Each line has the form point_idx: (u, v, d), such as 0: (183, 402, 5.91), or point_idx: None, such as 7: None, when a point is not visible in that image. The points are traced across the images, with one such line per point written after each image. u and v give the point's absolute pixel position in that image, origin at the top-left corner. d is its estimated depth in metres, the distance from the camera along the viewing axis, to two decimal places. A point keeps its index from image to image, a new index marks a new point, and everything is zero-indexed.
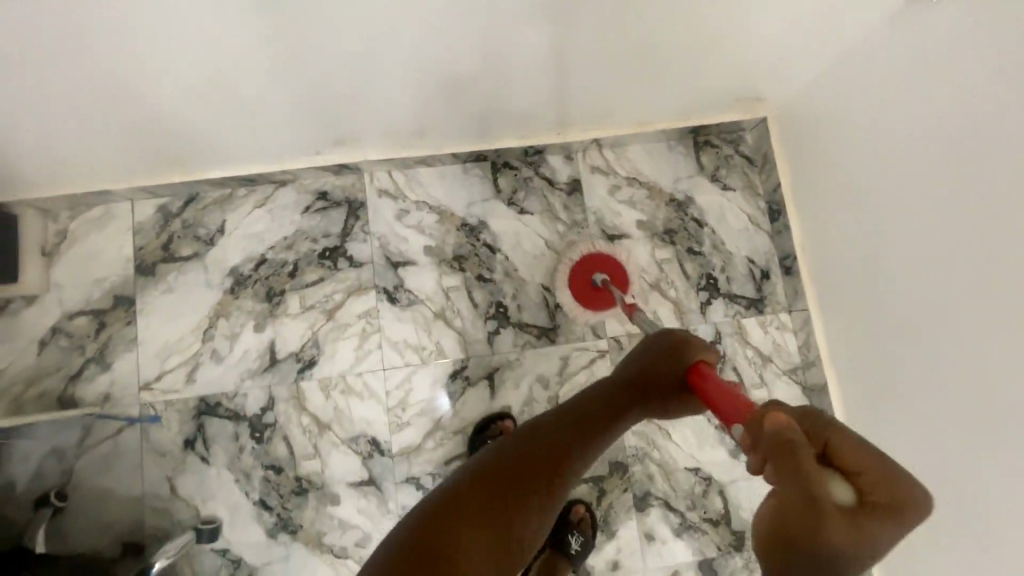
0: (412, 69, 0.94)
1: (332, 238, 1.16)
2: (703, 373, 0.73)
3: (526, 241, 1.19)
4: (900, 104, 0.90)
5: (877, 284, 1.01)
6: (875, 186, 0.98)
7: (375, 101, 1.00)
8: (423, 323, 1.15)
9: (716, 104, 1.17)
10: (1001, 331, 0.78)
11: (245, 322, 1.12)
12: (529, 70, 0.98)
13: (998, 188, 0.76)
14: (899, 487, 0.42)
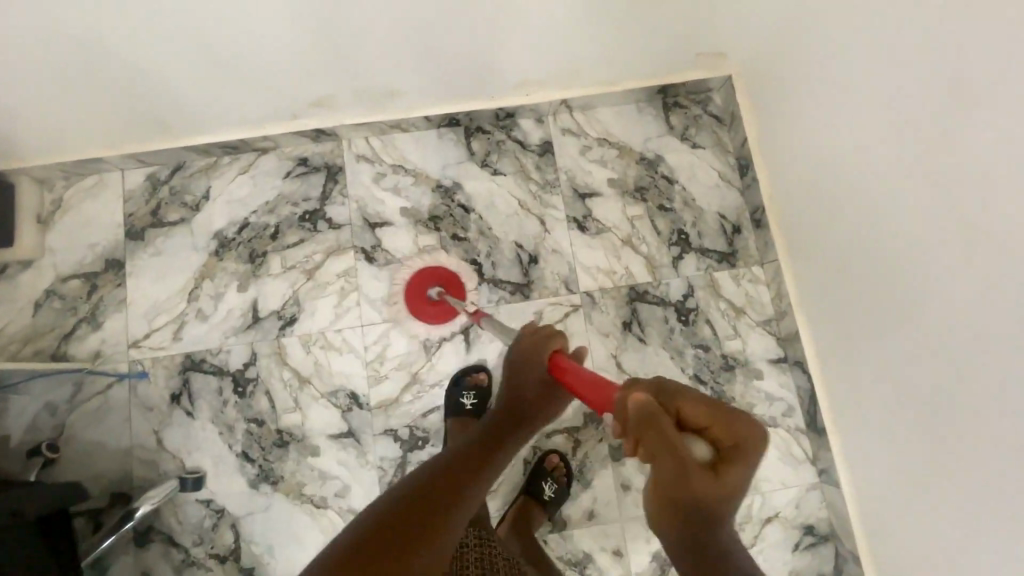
0: (374, 27, 0.98)
1: (312, 202, 1.20)
2: (565, 367, 0.77)
3: (499, 201, 1.23)
4: (836, 45, 0.92)
5: (834, 225, 1.02)
6: (827, 128, 1.00)
7: (341, 62, 1.04)
8: (399, 281, 1.18)
9: (679, 61, 1.20)
10: (943, 251, 0.79)
11: (229, 282, 1.16)
12: (489, 26, 1.02)
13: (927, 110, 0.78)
14: (733, 427, 0.56)
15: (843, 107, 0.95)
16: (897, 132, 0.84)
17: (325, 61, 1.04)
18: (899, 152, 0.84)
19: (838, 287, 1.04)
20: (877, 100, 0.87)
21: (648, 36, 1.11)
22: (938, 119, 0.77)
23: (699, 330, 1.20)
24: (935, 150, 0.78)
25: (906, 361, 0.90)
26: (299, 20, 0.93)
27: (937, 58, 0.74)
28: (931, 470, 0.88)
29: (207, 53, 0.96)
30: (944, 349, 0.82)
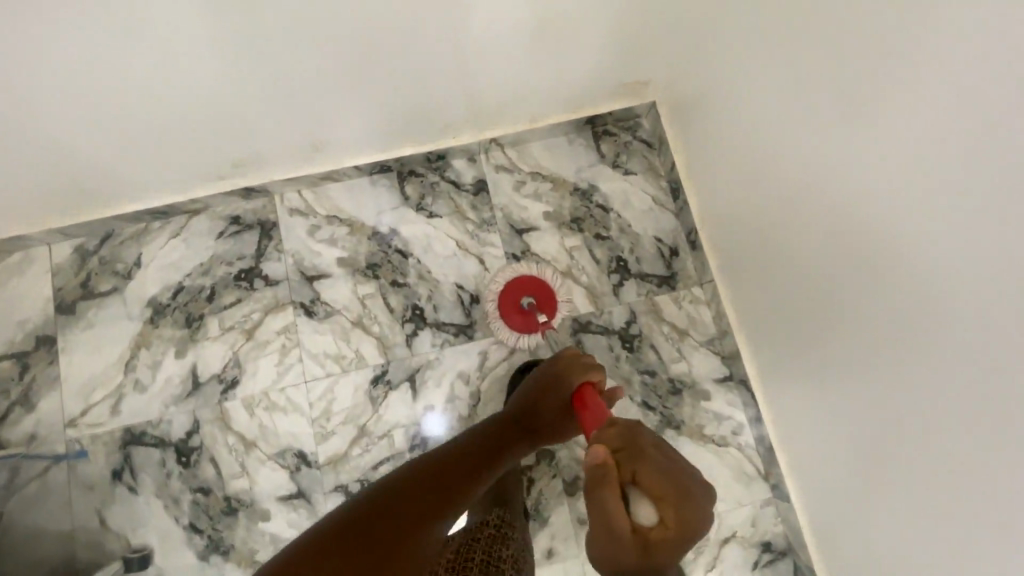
0: (295, 80, 0.98)
1: (246, 260, 1.19)
2: (584, 399, 0.91)
3: (436, 243, 1.23)
4: (756, 69, 0.95)
5: (762, 247, 1.05)
6: (749, 152, 1.03)
7: (265, 118, 1.04)
8: (341, 333, 1.17)
9: (601, 92, 1.22)
10: (849, 274, 0.82)
11: (165, 350, 1.14)
12: (412, 72, 1.03)
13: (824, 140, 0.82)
14: (684, 511, 0.64)
15: (762, 131, 0.98)
16: (812, 155, 0.87)
17: (249, 121, 1.04)
18: (817, 174, 0.86)
19: (768, 306, 1.06)
20: (793, 124, 0.90)
21: (565, 71, 1.13)
22: (848, 143, 0.79)
23: (644, 355, 1.21)
24: (846, 173, 0.80)
25: (833, 377, 0.91)
26: (215, 79, 0.93)
27: (848, 82, 0.77)
28: (868, 481, 0.90)
29: (128, 117, 0.95)
30: (864, 365, 0.84)
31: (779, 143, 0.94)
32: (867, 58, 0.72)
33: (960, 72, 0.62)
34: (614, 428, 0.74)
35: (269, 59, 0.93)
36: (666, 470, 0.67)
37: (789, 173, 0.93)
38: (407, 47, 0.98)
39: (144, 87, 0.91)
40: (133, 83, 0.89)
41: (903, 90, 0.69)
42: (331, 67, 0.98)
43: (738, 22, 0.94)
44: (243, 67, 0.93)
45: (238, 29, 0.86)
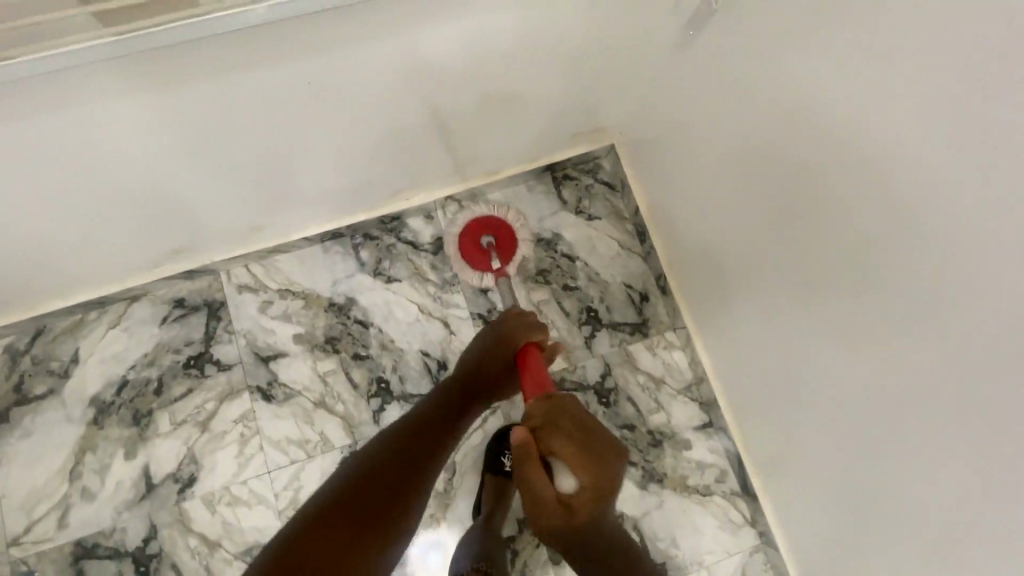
0: (241, 161, 0.93)
1: (195, 345, 1.12)
2: (526, 362, 0.89)
3: (398, 309, 1.17)
4: (720, 123, 0.93)
5: (741, 299, 1.02)
6: (716, 203, 1.01)
7: (217, 200, 0.99)
8: (303, 415, 1.11)
9: (558, 140, 1.18)
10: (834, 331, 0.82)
11: (114, 452, 1.07)
12: (364, 140, 0.99)
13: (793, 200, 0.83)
14: (599, 477, 0.74)
15: (732, 185, 0.96)
16: (788, 215, 0.85)
17: (192, 206, 0.98)
18: (792, 234, 0.85)
19: (746, 355, 1.05)
20: (765, 182, 0.88)
21: (521, 125, 1.10)
22: (822, 210, 0.78)
23: (621, 409, 1.17)
24: (827, 240, 0.79)
25: (829, 436, 0.90)
26: (159, 168, 0.87)
27: (817, 151, 0.75)
28: (867, 536, 0.88)
29: (62, 214, 0.88)
30: (868, 428, 0.82)
31: (749, 199, 0.93)
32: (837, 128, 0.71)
33: (920, 153, 0.62)
34: (548, 403, 0.79)
35: (215, 145, 0.87)
36: (583, 445, 0.75)
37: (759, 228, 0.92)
38: (355, 119, 0.93)
39: (74, 182, 0.84)
40: (66, 179, 0.83)
41: (868, 162, 0.68)
42: (281, 146, 0.93)
43: (700, 75, 0.93)
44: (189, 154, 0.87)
45: (181, 121, 0.81)
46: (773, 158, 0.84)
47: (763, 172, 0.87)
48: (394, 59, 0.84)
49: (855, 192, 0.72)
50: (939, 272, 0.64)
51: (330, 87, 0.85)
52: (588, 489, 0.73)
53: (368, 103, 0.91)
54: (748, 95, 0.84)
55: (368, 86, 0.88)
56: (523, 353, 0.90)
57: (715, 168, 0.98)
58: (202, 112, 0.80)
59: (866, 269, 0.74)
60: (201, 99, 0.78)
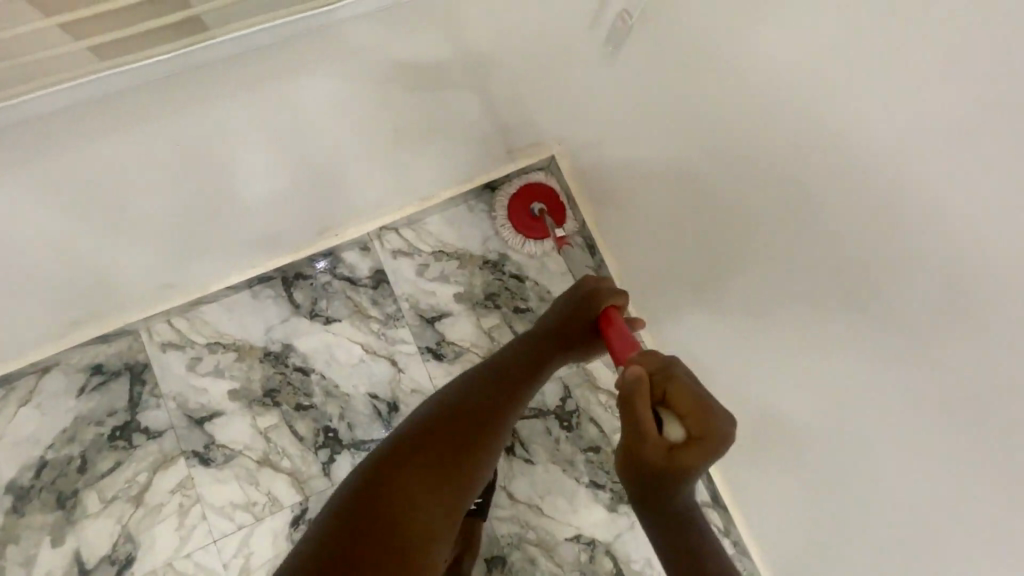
0: (143, 221, 0.83)
1: (119, 414, 1.03)
2: (612, 321, 0.81)
3: (340, 351, 1.10)
4: (663, 135, 0.88)
5: (696, 316, 0.98)
6: (665, 215, 0.96)
7: (121, 262, 0.89)
8: (246, 477, 1.04)
9: (493, 156, 1.12)
10: (796, 343, 0.79)
11: (39, 540, 0.98)
12: (279, 181, 0.91)
13: (745, 211, 0.79)
14: (710, 427, 0.64)
15: (677, 196, 0.91)
16: (739, 229, 0.81)
17: (97, 271, 0.88)
18: (746, 249, 0.82)
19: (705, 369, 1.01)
20: (712, 196, 0.84)
21: (452, 144, 1.03)
22: (781, 223, 0.74)
23: (584, 431, 1.13)
24: (783, 254, 0.75)
25: (799, 450, 0.87)
26: (42, 242, 0.77)
27: (769, 163, 0.72)
28: (840, 544, 0.87)
29: None
30: (836, 438, 0.80)
31: (696, 213, 0.89)
32: (789, 141, 0.68)
33: (874, 161, 0.59)
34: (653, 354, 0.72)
35: (112, 211, 0.78)
36: (698, 395, 0.66)
37: (711, 238, 0.88)
38: (263, 161, 0.85)
39: None
40: None
41: (823, 172, 0.65)
42: (192, 199, 0.84)
43: (637, 81, 0.88)
44: (77, 224, 0.77)
45: (54, 195, 0.70)
46: (721, 165, 0.80)
47: (711, 183, 0.83)
48: (309, 97, 0.77)
49: (813, 206, 0.69)
50: (909, 285, 0.62)
51: (234, 134, 0.76)
52: (698, 440, 0.64)
53: (285, 142, 0.83)
54: (692, 100, 0.79)
55: (275, 126, 0.79)
56: (607, 313, 0.82)
57: (662, 177, 0.93)
58: (83, 182, 0.71)
59: (830, 283, 0.71)
60: (75, 170, 0.68)
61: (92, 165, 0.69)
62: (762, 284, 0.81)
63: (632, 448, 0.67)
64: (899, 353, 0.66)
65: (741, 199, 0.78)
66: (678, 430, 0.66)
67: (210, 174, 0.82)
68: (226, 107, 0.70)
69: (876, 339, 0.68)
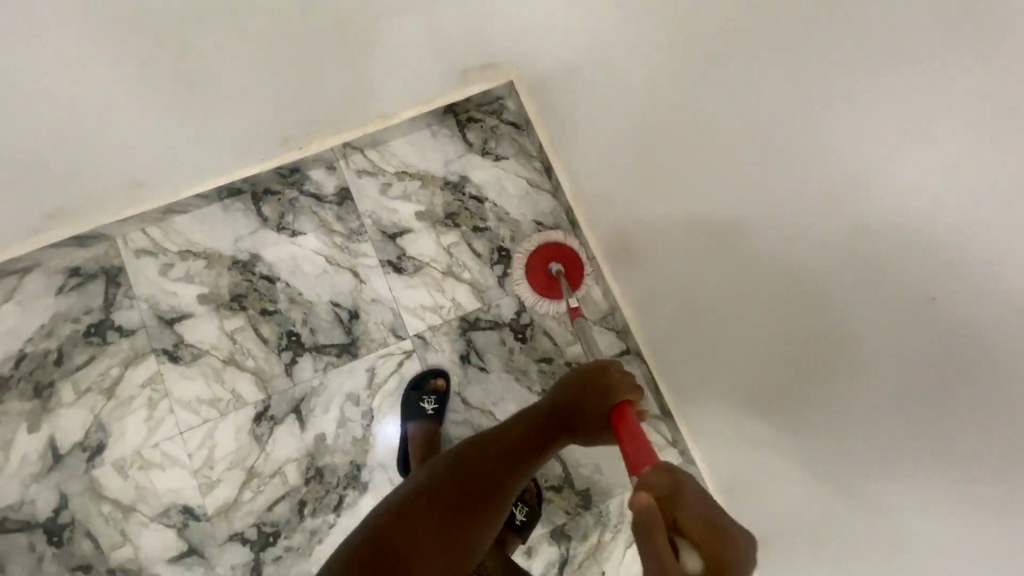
0: (110, 104, 0.90)
1: (94, 313, 1.09)
2: (624, 417, 0.71)
3: (304, 261, 1.16)
4: (609, 35, 0.94)
5: (687, 335, 1.00)
6: (660, 233, 0.99)
7: (90, 154, 0.95)
8: (213, 374, 1.09)
9: (453, 78, 1.17)
10: (717, 221, 0.84)
11: (16, 426, 1.04)
12: (237, 78, 0.96)
13: (677, 94, 0.84)
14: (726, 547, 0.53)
15: (663, 187, 0.94)
16: (673, 111, 0.87)
17: (69, 157, 0.94)
18: (677, 140, 0.88)
19: (649, 274, 1.06)
20: (651, 90, 0.90)
21: (411, 58, 1.08)
22: (699, 98, 0.80)
23: (537, 343, 1.18)
24: (762, 269, 0.77)
25: (724, 338, 0.91)
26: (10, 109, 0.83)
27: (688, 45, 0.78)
28: None
29: None
30: (747, 318, 0.84)
31: (639, 114, 0.94)
32: (699, 15, 0.75)
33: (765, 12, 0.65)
34: (665, 470, 0.59)
35: (79, 86, 0.85)
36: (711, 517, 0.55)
37: (651, 133, 0.93)
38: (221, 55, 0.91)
39: None
40: None
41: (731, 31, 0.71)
42: (158, 89, 0.91)
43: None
44: (45, 94, 0.84)
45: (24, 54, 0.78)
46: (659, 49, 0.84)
47: (649, 72, 0.88)
48: None
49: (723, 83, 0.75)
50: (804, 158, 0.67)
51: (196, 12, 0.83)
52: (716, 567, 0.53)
53: (238, 33, 0.89)
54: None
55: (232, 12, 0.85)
56: (620, 408, 0.73)
57: (608, 77, 0.99)
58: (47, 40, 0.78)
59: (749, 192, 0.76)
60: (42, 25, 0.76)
61: (50, 20, 0.75)
62: (692, 163, 0.86)
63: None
64: (787, 209, 0.71)
65: (675, 81, 0.84)
66: (696, 561, 0.54)
67: (168, 60, 0.87)
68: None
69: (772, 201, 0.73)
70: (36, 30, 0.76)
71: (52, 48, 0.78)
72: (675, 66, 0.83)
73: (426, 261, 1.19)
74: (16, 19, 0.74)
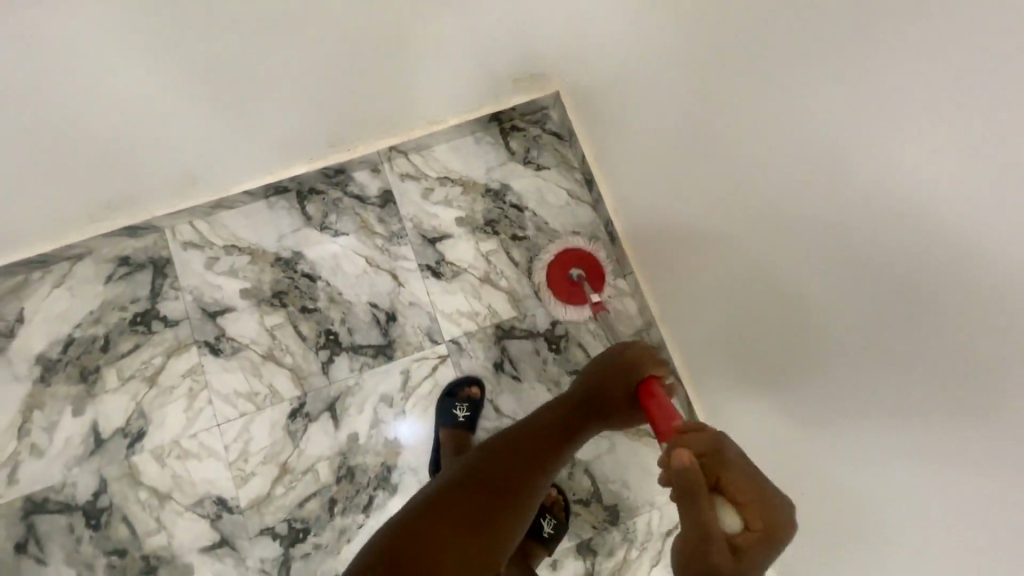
0: (174, 101, 0.92)
1: (141, 302, 1.12)
2: (653, 392, 0.79)
3: (345, 261, 1.17)
4: (659, 52, 0.93)
5: (715, 363, 1.01)
6: (686, 260, 1.02)
7: (147, 149, 0.98)
8: (251, 369, 1.11)
9: (500, 86, 1.18)
10: (758, 247, 0.83)
11: (62, 408, 1.07)
12: (293, 80, 0.97)
13: (722, 116, 0.84)
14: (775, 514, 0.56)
15: (703, 208, 0.93)
16: (718, 133, 0.85)
17: (126, 150, 0.97)
18: (718, 164, 0.87)
19: (686, 293, 1.05)
20: (698, 110, 0.89)
21: (461, 67, 1.09)
22: (744, 122, 0.79)
23: (571, 355, 1.18)
24: (783, 304, 0.80)
25: (759, 364, 0.89)
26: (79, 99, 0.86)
27: (736, 70, 0.78)
28: None
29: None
30: (783, 349, 0.82)
31: (682, 135, 0.94)
32: (749, 36, 0.74)
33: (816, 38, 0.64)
34: (705, 428, 0.63)
35: (145, 80, 0.87)
36: (761, 486, 0.58)
37: (694, 153, 0.92)
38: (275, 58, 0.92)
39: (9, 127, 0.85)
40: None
41: (781, 57, 0.70)
42: (210, 89, 0.93)
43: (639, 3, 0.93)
44: (110, 87, 0.86)
45: (102, 57, 0.82)
46: (708, 65, 0.83)
47: (697, 90, 0.87)
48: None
49: (768, 110, 0.74)
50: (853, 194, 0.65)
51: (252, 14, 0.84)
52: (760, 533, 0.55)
53: (299, 36, 0.90)
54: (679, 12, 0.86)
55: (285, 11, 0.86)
56: (647, 384, 0.81)
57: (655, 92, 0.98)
58: (115, 43, 0.80)
59: (778, 228, 0.78)
60: (115, 27, 0.78)
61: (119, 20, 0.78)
62: (733, 188, 0.85)
63: (695, 547, 0.54)
64: (823, 241, 0.70)
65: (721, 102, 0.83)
66: (736, 521, 0.57)
67: (224, 60, 0.89)
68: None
69: (809, 232, 0.72)
70: (107, 29, 0.78)
71: (118, 46, 0.81)
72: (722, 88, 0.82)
73: (464, 268, 1.19)
74: (91, 22, 0.77)
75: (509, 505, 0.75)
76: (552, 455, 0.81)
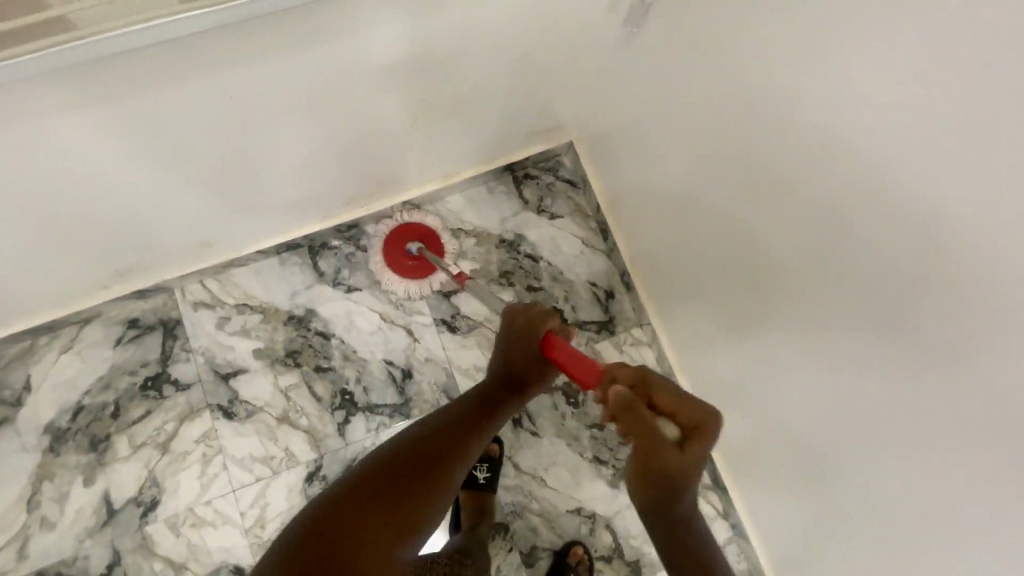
0: (190, 181, 0.90)
1: (151, 366, 1.09)
2: (553, 344, 0.81)
3: (360, 317, 1.15)
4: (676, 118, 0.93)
5: (742, 421, 1.01)
6: (708, 317, 1.02)
7: (165, 223, 0.96)
8: (266, 432, 1.09)
9: (516, 139, 1.18)
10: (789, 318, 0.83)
11: (72, 479, 1.04)
12: (311, 150, 0.96)
13: (744, 188, 0.84)
14: (696, 414, 0.67)
15: (725, 272, 0.93)
16: (740, 205, 0.85)
17: (140, 226, 0.95)
18: (743, 232, 0.87)
19: (707, 350, 1.05)
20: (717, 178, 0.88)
21: (477, 126, 1.08)
22: (772, 199, 0.79)
23: (590, 409, 1.16)
24: (821, 376, 0.81)
25: (789, 424, 0.90)
26: (103, 188, 0.84)
27: (761, 147, 0.78)
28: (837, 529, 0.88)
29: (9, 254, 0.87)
30: (819, 416, 0.83)
31: (699, 200, 0.94)
32: (776, 121, 0.73)
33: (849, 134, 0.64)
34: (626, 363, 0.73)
35: (164, 165, 0.85)
36: (680, 394, 0.69)
37: (714, 219, 0.92)
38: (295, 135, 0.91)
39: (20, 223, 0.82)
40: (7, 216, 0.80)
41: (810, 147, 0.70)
42: (229, 168, 0.91)
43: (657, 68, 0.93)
44: (125, 175, 0.83)
45: (120, 154, 0.79)
46: (729, 139, 0.83)
47: (717, 158, 0.87)
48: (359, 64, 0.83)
49: (799, 190, 0.74)
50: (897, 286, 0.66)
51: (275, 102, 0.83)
52: (692, 429, 0.67)
53: (319, 112, 0.89)
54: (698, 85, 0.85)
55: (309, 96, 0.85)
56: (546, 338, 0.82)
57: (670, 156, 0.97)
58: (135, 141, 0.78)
59: (810, 302, 0.78)
60: (134, 126, 0.75)
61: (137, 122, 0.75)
62: (757, 256, 0.86)
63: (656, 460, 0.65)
64: (866, 325, 0.71)
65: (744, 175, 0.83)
66: (672, 426, 0.69)
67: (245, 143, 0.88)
68: (261, 66, 0.75)
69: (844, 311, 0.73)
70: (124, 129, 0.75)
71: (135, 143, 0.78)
72: (744, 163, 0.82)
73: (479, 320, 1.18)
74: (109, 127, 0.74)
75: (422, 488, 0.75)
76: (470, 433, 0.83)
